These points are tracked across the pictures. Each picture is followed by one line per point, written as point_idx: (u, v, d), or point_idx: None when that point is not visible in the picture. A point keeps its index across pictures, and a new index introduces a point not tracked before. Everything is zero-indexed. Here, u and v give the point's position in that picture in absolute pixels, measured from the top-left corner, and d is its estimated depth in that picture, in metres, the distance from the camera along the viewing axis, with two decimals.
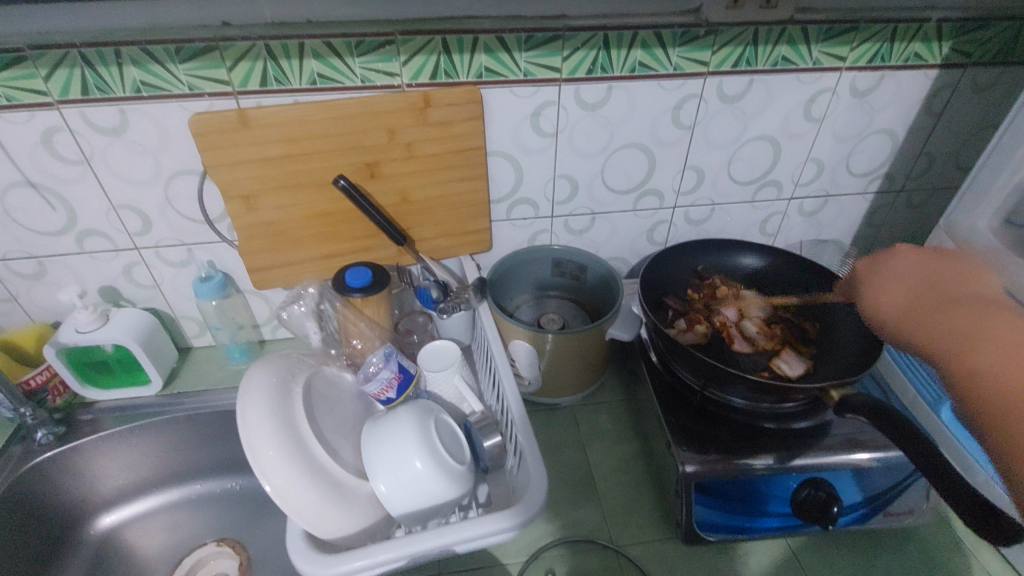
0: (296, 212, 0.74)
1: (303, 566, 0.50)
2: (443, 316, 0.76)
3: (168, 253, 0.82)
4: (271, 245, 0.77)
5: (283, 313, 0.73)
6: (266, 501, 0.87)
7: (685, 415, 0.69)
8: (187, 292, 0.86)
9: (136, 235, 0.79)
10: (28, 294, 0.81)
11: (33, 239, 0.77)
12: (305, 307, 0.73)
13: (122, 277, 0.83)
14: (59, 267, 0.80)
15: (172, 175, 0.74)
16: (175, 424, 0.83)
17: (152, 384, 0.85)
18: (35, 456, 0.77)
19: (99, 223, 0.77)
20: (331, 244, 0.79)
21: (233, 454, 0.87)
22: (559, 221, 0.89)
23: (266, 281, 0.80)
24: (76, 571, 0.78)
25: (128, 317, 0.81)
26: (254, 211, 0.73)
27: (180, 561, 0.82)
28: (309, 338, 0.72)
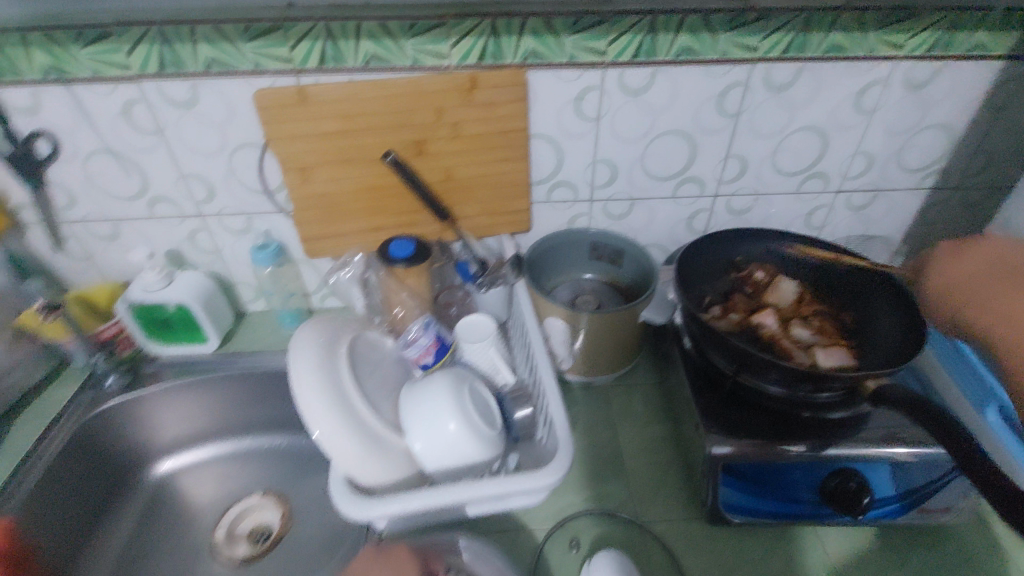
0: (346, 185, 0.78)
1: (343, 506, 0.54)
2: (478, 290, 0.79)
3: (230, 221, 0.87)
4: (323, 216, 0.80)
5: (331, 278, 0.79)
6: (308, 460, 0.92)
7: (716, 399, 0.69)
8: (244, 259, 0.92)
9: (201, 203, 0.85)
10: (104, 254, 0.89)
11: (110, 203, 0.84)
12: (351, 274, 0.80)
13: (187, 242, 0.89)
14: (131, 230, 0.87)
15: (236, 147, 0.79)
16: (228, 382, 0.89)
17: (209, 343, 0.91)
18: (104, 401, 0.84)
19: (169, 189, 0.83)
20: (378, 218, 0.82)
21: (281, 412, 0.93)
22: (598, 205, 0.90)
23: (317, 251, 0.84)
24: (136, 508, 0.86)
25: (189, 280, 0.88)
26: (308, 183, 0.77)
27: (226, 510, 0.87)
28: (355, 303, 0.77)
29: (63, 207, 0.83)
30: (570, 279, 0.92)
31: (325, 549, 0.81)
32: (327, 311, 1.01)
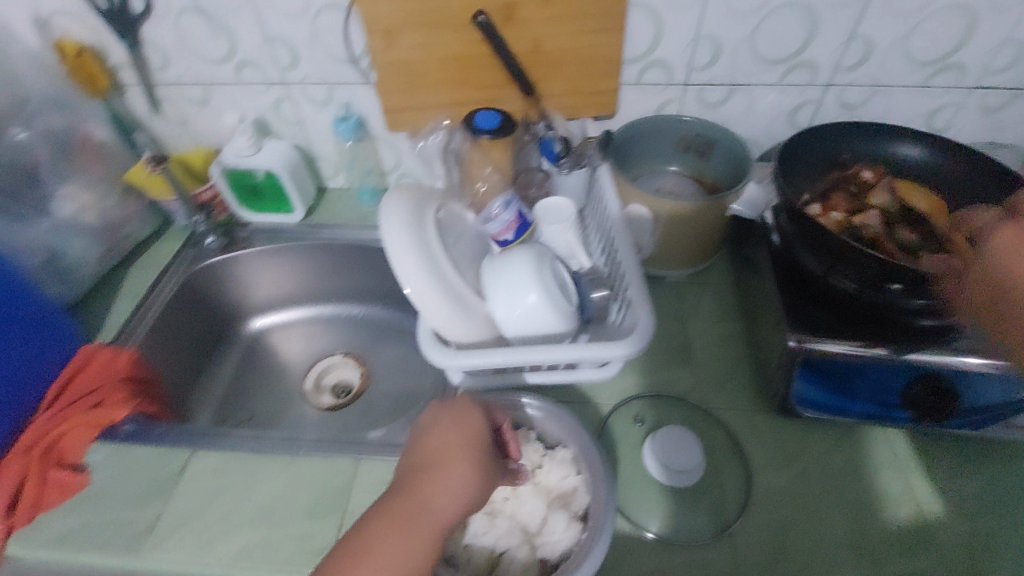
0: (430, 52, 0.74)
1: (430, 353, 0.59)
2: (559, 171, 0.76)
3: (312, 91, 0.87)
4: (405, 86, 0.77)
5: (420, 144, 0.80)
6: (383, 329, 0.99)
7: (800, 296, 0.67)
8: (325, 132, 0.92)
9: (285, 70, 0.84)
10: (196, 120, 0.92)
11: (200, 65, 0.84)
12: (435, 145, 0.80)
13: (272, 111, 0.90)
14: (220, 96, 0.88)
15: (321, 9, 0.77)
16: (313, 250, 0.95)
17: (293, 214, 0.95)
18: (204, 259, 0.91)
19: (255, 54, 0.83)
20: (460, 91, 0.78)
21: (359, 284, 0.98)
22: (692, 91, 0.83)
23: (398, 123, 0.82)
24: (235, 357, 0.96)
25: (276, 150, 0.90)
26: (392, 48, 0.73)
27: (312, 366, 0.96)
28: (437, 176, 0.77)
29: (157, 67, 0.85)
30: (653, 171, 0.87)
31: (401, 406, 0.89)
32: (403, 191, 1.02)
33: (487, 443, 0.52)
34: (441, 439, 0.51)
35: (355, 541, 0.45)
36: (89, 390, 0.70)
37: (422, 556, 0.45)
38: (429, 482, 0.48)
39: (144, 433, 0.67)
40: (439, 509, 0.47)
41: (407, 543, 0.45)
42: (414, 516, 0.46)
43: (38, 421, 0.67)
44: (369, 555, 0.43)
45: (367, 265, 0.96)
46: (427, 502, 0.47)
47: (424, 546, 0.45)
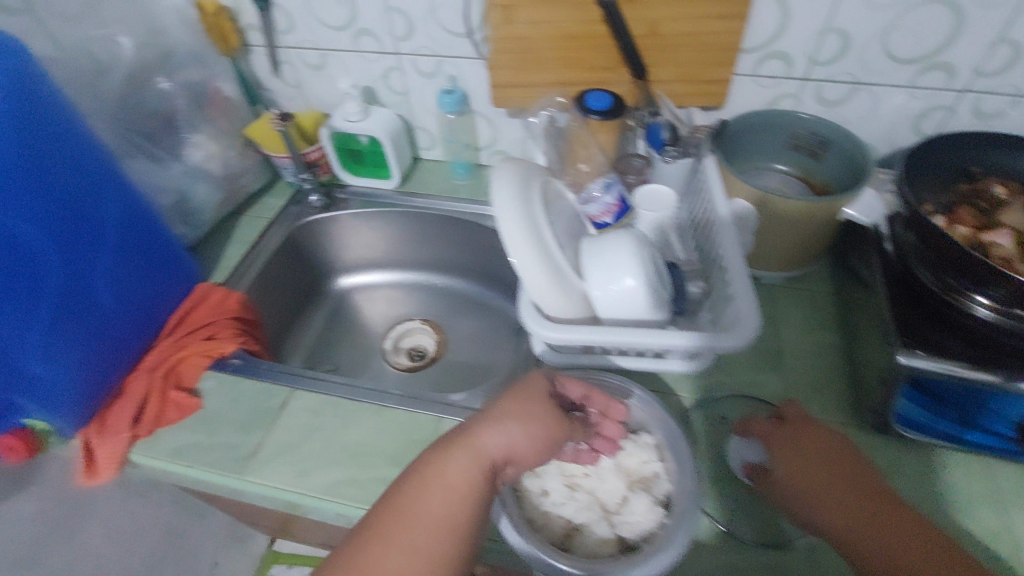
0: (545, 30, 0.74)
1: (528, 323, 0.61)
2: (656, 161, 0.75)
3: (422, 63, 0.89)
4: (515, 62, 0.78)
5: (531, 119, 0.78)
6: (462, 300, 1.02)
7: (913, 312, 0.61)
8: (429, 104, 0.95)
9: (399, 40, 0.87)
10: (311, 84, 0.97)
11: (321, 31, 0.89)
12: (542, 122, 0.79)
13: (381, 80, 0.93)
14: (336, 62, 0.93)
15: None
16: (405, 219, 0.98)
17: (391, 180, 0.99)
18: (307, 216, 0.97)
19: (374, 23, 0.86)
20: (569, 71, 0.78)
21: (444, 254, 1.01)
22: (810, 87, 0.79)
23: (503, 100, 0.83)
24: (324, 310, 1.02)
25: (382, 116, 0.93)
26: (509, 24, 0.74)
27: (393, 326, 1.01)
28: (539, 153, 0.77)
29: (282, 31, 0.90)
30: (757, 168, 0.85)
31: (475, 376, 0.92)
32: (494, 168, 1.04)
33: (546, 407, 0.52)
34: (503, 397, 0.52)
35: (417, 471, 0.48)
36: (201, 325, 0.76)
37: (471, 487, 0.47)
38: (479, 423, 0.50)
39: (250, 368, 0.73)
40: (488, 447, 0.49)
41: (459, 473, 0.47)
42: (466, 450, 0.49)
43: (159, 348, 0.74)
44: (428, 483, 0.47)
45: (454, 238, 0.99)
46: (475, 440, 0.49)
47: (475, 478, 0.48)
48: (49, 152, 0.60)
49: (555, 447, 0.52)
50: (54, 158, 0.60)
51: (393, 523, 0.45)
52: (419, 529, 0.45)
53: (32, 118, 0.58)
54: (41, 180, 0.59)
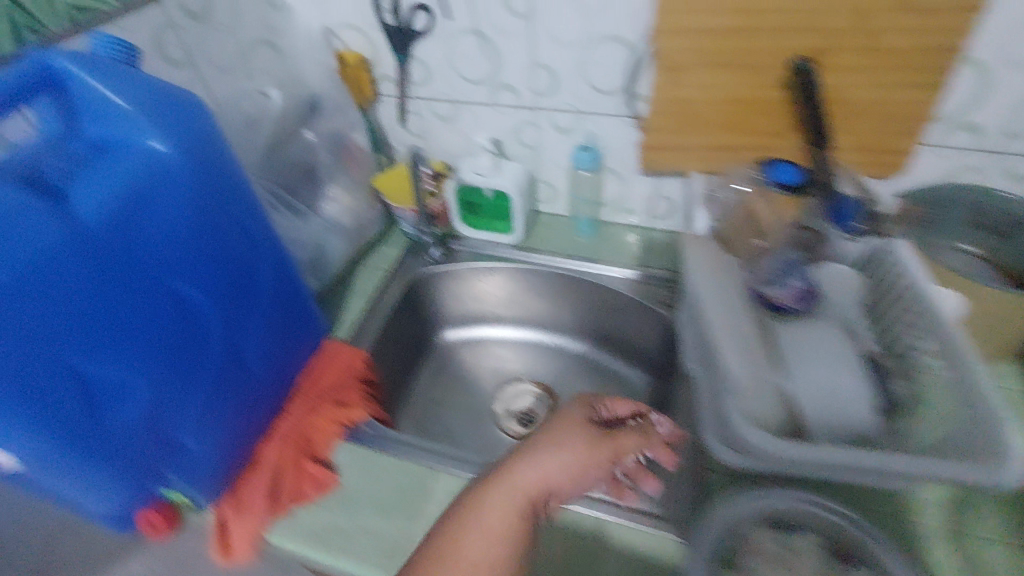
0: (714, 93, 0.69)
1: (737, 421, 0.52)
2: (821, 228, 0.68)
3: (559, 118, 0.86)
4: (674, 125, 0.73)
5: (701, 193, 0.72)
6: (576, 362, 0.96)
7: None
8: (558, 159, 0.92)
9: (539, 95, 0.84)
10: (436, 135, 0.95)
11: (459, 85, 0.87)
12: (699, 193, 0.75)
13: (512, 133, 0.91)
14: (466, 113, 0.90)
15: (597, 40, 0.75)
16: (524, 276, 0.94)
17: (514, 234, 0.94)
18: (425, 268, 0.93)
19: (515, 78, 0.83)
20: (730, 135, 0.73)
21: (560, 312, 0.96)
22: (1006, 161, 0.71)
23: (652, 161, 0.78)
24: (432, 365, 0.98)
25: (513, 170, 0.90)
26: (676, 86, 0.69)
27: (502, 388, 0.95)
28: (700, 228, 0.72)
29: (417, 82, 0.88)
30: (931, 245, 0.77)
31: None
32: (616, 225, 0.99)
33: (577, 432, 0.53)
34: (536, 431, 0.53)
35: (461, 504, 0.50)
36: (331, 388, 0.73)
37: (518, 518, 0.48)
38: (515, 460, 0.51)
39: (381, 440, 0.68)
40: (525, 481, 0.50)
41: (496, 512, 0.48)
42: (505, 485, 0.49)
43: (294, 412, 0.70)
44: (472, 521, 0.48)
45: (576, 297, 0.93)
46: (510, 476, 0.50)
47: (520, 509, 0.49)
48: (224, 218, 0.56)
49: (595, 470, 0.52)
50: (227, 223, 0.56)
51: (436, 562, 0.47)
52: (484, 569, 0.46)
53: (212, 184, 0.54)
54: (214, 248, 0.55)
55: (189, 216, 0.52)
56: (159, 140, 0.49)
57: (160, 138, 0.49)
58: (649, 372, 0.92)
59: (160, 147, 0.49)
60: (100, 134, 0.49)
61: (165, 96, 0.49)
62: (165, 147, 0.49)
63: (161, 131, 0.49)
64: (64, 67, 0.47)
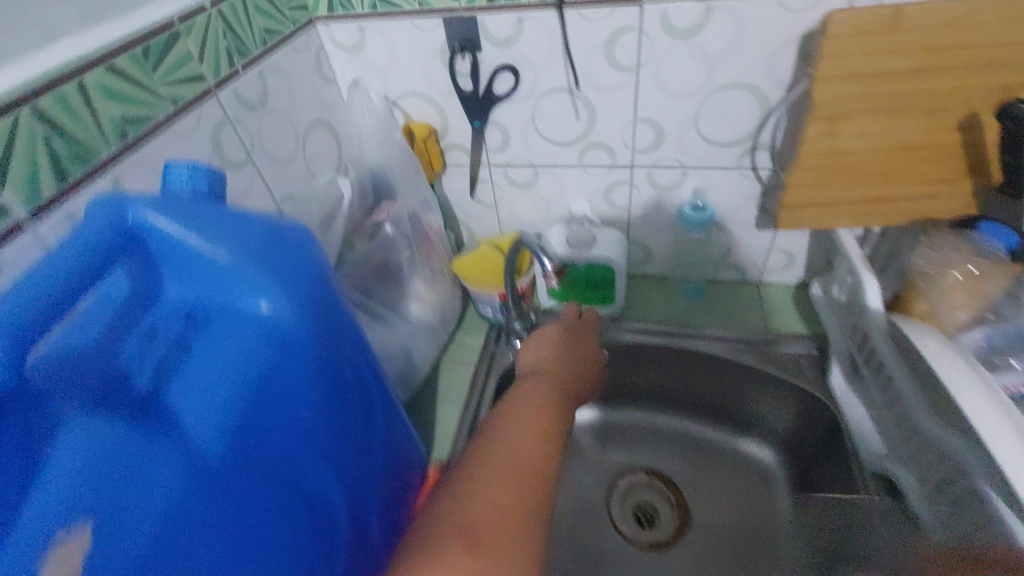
0: (878, 142, 0.58)
1: None
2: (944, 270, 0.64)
3: (661, 175, 0.75)
4: (823, 180, 0.62)
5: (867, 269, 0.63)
6: (695, 443, 0.84)
7: None
8: (655, 219, 0.80)
9: (639, 153, 0.73)
10: (511, 202, 0.83)
11: (541, 147, 0.75)
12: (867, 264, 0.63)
13: (602, 195, 0.79)
14: (548, 177, 0.78)
15: (717, 89, 0.64)
16: (630, 352, 0.82)
17: (615, 304, 0.82)
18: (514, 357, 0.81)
19: (611, 136, 0.71)
20: (888, 186, 0.62)
21: (670, 388, 0.85)
22: None
23: (791, 221, 0.66)
24: None
25: (610, 236, 0.79)
26: (832, 138, 0.58)
27: (614, 483, 0.83)
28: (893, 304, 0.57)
29: (492, 149, 0.76)
30: None
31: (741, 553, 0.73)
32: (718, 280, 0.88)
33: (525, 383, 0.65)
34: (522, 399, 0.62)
35: (467, 483, 0.50)
36: None
37: None
38: None
39: None
40: None
41: None
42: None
43: None
44: (477, 491, 0.49)
45: (690, 370, 0.82)
46: None
47: None
48: (355, 370, 0.43)
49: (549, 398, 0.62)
50: (358, 374, 0.43)
51: None
52: None
53: (340, 334, 0.41)
54: (350, 412, 0.42)
55: (312, 375, 0.38)
56: (272, 301, 0.36)
57: (274, 297, 0.36)
58: (785, 451, 0.79)
59: (272, 309, 0.37)
60: (196, 298, 0.38)
61: (269, 240, 0.37)
62: (281, 307, 0.37)
63: (273, 287, 0.36)
64: (146, 221, 0.35)
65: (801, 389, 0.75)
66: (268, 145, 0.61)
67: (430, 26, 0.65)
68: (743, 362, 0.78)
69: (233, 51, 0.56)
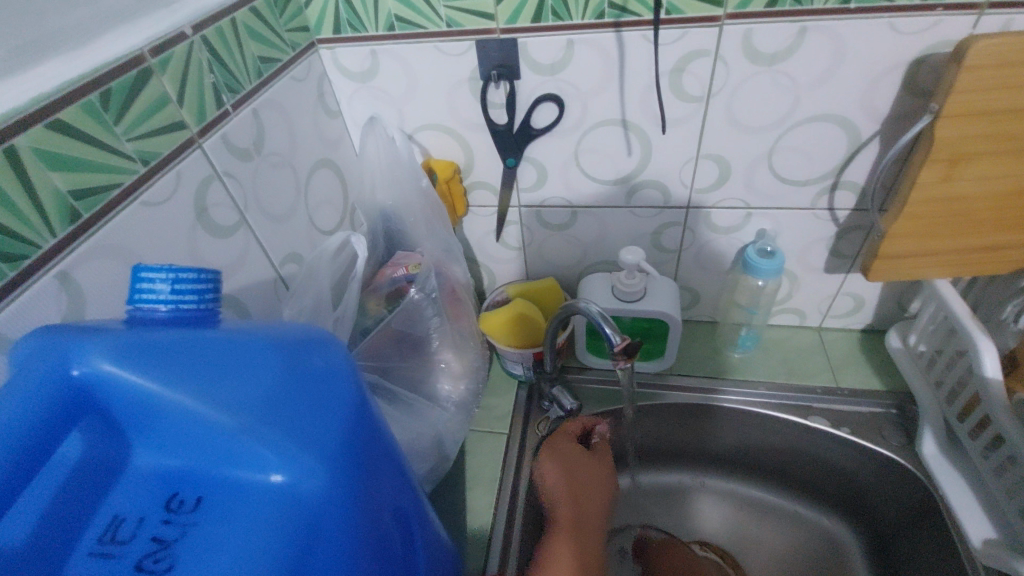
0: (1000, 186, 0.50)
1: None
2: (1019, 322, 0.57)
3: (721, 216, 0.65)
4: (929, 229, 0.53)
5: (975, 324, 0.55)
6: (757, 511, 0.74)
7: None
8: (709, 263, 0.71)
9: (698, 192, 0.63)
10: (542, 246, 0.72)
11: (584, 187, 0.64)
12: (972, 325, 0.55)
13: (650, 238, 0.69)
14: (589, 220, 0.68)
15: (798, 122, 0.55)
16: (683, 412, 0.72)
17: (663, 360, 0.72)
18: (553, 423, 0.69)
19: (667, 174, 0.62)
20: (1004, 234, 0.53)
21: (727, 451, 0.74)
22: None
23: (884, 272, 0.57)
24: None
25: (663, 286, 0.67)
26: (948, 182, 0.50)
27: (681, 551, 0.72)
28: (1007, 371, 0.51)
29: (525, 188, 0.66)
30: None
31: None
32: (773, 325, 0.78)
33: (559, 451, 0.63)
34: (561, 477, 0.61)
35: None
36: None
37: None
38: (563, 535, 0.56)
39: None
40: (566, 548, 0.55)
41: None
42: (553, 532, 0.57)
43: None
44: None
45: (748, 433, 0.72)
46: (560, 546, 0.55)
47: None
48: (384, 526, 0.32)
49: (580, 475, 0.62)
50: (386, 526, 0.33)
51: None
52: None
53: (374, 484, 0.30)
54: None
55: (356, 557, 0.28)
56: (291, 462, 0.26)
57: (294, 454, 0.26)
58: (858, 522, 0.69)
59: (290, 473, 0.26)
60: (177, 469, 0.26)
61: (288, 370, 0.27)
62: (304, 469, 0.26)
63: (292, 440, 0.26)
64: (100, 376, 0.25)
65: (886, 459, 0.64)
66: (265, 199, 0.50)
67: (460, 50, 0.54)
68: (816, 428, 0.68)
69: (222, 86, 0.44)
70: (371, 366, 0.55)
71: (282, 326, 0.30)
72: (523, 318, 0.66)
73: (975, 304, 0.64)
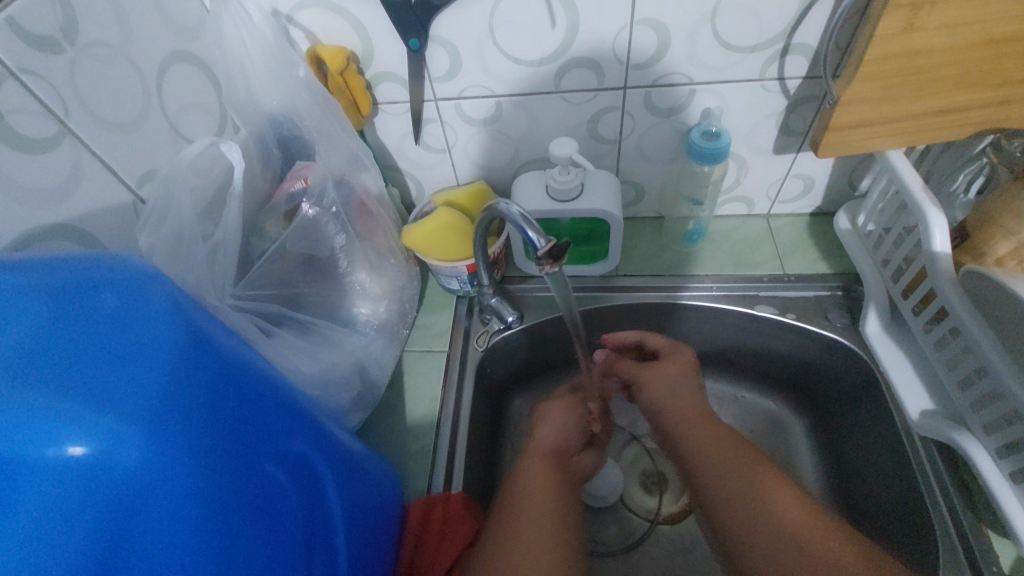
0: (964, 36, 0.44)
1: None
2: (971, 191, 0.55)
3: (662, 94, 0.57)
4: (885, 92, 0.48)
5: (920, 186, 0.53)
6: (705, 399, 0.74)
7: None
8: (652, 152, 0.64)
9: (635, 69, 0.55)
10: (467, 146, 0.64)
11: (505, 70, 0.55)
12: (915, 188, 0.53)
13: (587, 127, 0.61)
14: (516, 111, 0.60)
15: None
16: (629, 310, 0.69)
17: (607, 262, 0.68)
18: (494, 336, 0.66)
19: (599, 47, 0.53)
20: (961, 94, 0.48)
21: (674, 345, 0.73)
22: None
23: (837, 144, 0.52)
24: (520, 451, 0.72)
25: (601, 181, 0.61)
26: (910, 32, 0.43)
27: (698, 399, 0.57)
28: (938, 237, 0.50)
29: (437, 77, 0.56)
30: None
31: None
32: (722, 216, 0.74)
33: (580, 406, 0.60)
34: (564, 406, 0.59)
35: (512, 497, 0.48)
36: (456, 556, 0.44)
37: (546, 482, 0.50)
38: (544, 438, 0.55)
39: None
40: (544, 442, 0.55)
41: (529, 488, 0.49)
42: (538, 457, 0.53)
43: None
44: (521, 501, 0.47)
45: (696, 327, 0.70)
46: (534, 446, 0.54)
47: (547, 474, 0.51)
48: (262, 474, 0.29)
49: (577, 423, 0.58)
50: (261, 471, 0.29)
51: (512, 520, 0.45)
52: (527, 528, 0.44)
53: (228, 433, 0.27)
54: (264, 540, 0.28)
55: (195, 523, 0.24)
56: (92, 425, 0.21)
57: (93, 415, 0.21)
58: (799, 398, 0.70)
59: (93, 437, 0.21)
60: None
61: (75, 313, 0.23)
62: (112, 431, 0.21)
63: (91, 399, 0.21)
64: None
65: (829, 341, 0.63)
66: (97, 104, 0.40)
67: None
68: (761, 316, 0.66)
69: None
70: (273, 294, 0.47)
71: (54, 261, 0.24)
72: (452, 228, 0.59)
73: (926, 177, 0.60)
